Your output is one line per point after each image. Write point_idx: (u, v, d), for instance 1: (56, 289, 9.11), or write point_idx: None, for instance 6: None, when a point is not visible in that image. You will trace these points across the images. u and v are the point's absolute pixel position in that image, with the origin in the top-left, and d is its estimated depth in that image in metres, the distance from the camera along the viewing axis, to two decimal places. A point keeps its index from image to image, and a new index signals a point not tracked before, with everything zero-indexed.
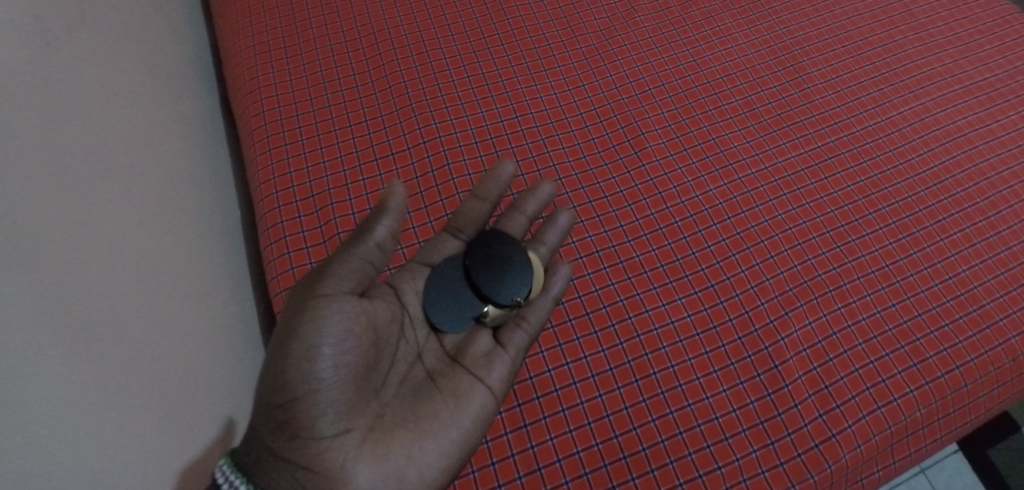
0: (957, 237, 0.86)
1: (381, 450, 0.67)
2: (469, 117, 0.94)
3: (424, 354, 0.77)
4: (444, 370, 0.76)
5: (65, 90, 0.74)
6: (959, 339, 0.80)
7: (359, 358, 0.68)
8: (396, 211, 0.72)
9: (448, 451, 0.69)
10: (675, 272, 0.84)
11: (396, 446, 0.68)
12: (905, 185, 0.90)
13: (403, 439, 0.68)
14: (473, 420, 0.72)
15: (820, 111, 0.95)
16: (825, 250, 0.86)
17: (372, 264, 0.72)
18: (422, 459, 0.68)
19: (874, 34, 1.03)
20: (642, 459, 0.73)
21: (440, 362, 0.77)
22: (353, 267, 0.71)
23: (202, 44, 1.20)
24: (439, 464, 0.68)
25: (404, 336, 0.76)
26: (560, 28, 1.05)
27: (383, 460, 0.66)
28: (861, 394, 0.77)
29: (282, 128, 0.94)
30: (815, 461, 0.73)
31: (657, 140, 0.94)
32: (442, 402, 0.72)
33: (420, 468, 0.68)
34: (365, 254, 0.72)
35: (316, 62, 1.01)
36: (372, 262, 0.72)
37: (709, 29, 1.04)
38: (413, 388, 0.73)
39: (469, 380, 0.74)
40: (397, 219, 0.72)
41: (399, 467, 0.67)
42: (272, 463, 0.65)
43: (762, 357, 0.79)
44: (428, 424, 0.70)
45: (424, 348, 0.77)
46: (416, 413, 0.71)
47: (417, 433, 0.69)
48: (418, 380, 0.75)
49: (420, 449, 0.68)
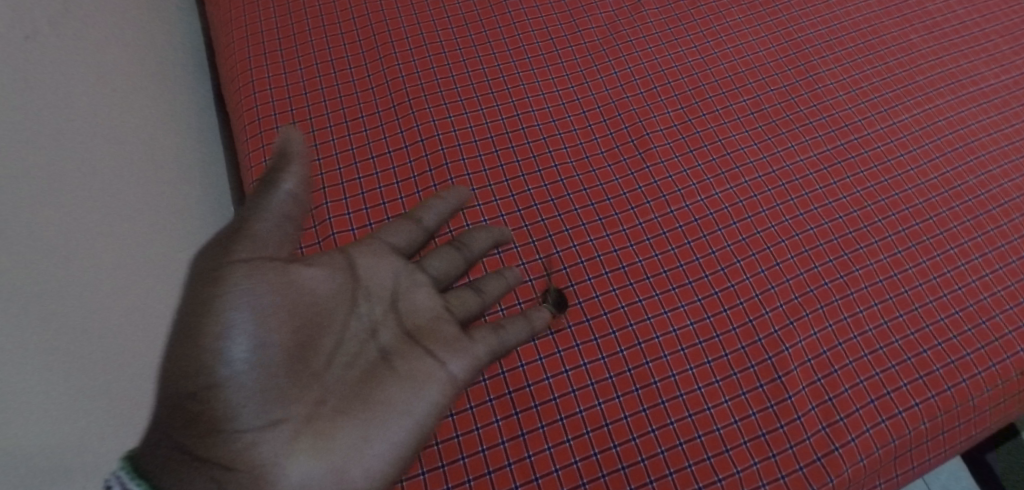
0: (967, 246, 0.86)
1: (321, 446, 0.56)
2: (469, 114, 0.92)
3: (379, 328, 0.63)
4: (400, 350, 0.62)
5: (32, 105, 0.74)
6: (967, 351, 0.79)
7: (291, 331, 0.57)
8: (302, 153, 0.57)
9: (401, 443, 0.58)
10: (678, 278, 0.83)
11: (340, 439, 0.56)
12: (915, 191, 0.89)
13: (349, 426, 0.57)
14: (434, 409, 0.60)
15: (830, 112, 0.95)
16: (832, 258, 0.84)
17: (291, 217, 0.57)
18: (369, 453, 0.57)
19: (887, 32, 1.04)
20: (641, 471, 0.72)
21: (398, 339, 0.62)
22: (269, 224, 0.56)
23: (193, 34, 1.17)
24: (388, 460, 0.57)
25: (354, 310, 0.62)
26: (563, 23, 1.03)
27: (320, 456, 0.56)
28: (865, 407, 0.75)
29: (275, 124, 0.92)
30: (817, 475, 0.72)
31: (661, 140, 0.92)
32: (401, 387, 0.60)
33: (365, 464, 0.56)
34: (277, 206, 0.56)
35: (311, 54, 0.98)
36: (290, 215, 0.57)
37: (717, 25, 1.03)
38: (364, 369, 0.60)
39: (430, 365, 0.61)
40: (302, 161, 0.57)
41: (339, 464, 0.56)
42: (178, 463, 0.53)
43: (765, 368, 0.77)
44: (379, 415, 0.58)
45: (379, 322, 0.63)
46: (363, 399, 0.59)
47: (364, 422, 0.58)
48: (372, 360, 0.61)
49: (367, 442, 0.57)
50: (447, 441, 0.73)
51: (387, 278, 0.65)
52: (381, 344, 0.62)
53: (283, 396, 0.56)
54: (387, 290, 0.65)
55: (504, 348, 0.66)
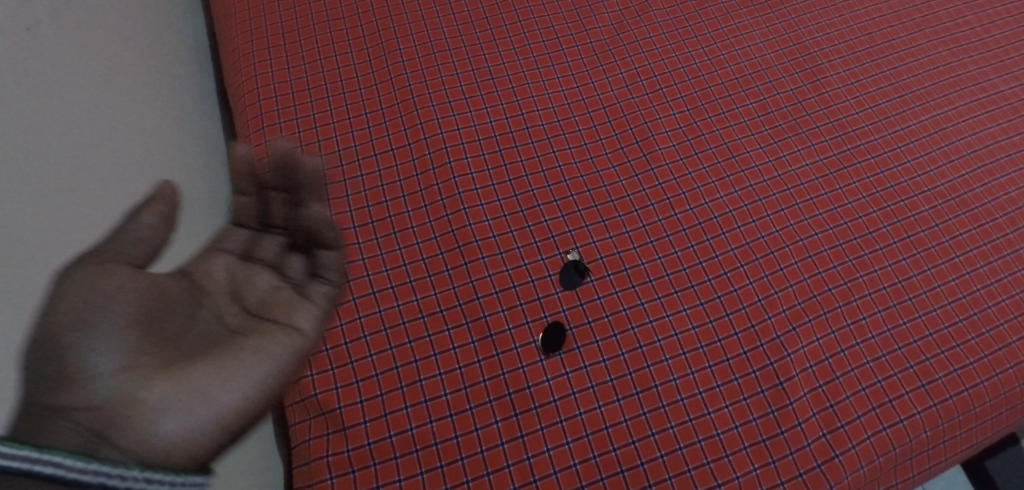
0: (972, 254, 0.85)
1: (177, 386, 0.49)
2: (473, 112, 0.91)
3: (227, 312, 0.57)
4: (246, 328, 0.55)
5: (47, 92, 0.72)
6: (970, 361, 0.79)
7: (139, 291, 0.52)
8: (172, 198, 0.56)
9: (257, 385, 0.52)
10: (681, 282, 0.82)
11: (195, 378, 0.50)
12: (922, 198, 0.89)
13: (203, 368, 0.51)
14: (299, 352, 0.55)
15: (837, 117, 0.94)
16: (836, 264, 0.84)
17: (152, 248, 0.54)
18: (219, 401, 0.49)
19: (896, 37, 1.03)
20: (640, 474, 0.71)
21: (251, 316, 0.56)
22: (125, 247, 0.53)
23: (197, 25, 1.16)
24: (240, 410, 0.50)
25: (212, 299, 0.57)
26: (569, 21, 1.02)
27: (177, 403, 0.49)
28: (866, 414, 0.75)
29: (278, 119, 0.91)
30: (817, 481, 0.72)
31: (667, 142, 0.92)
32: (262, 336, 0.55)
33: (218, 413, 0.49)
34: (135, 232, 0.53)
35: (315, 49, 0.98)
36: (150, 245, 0.54)
37: (725, 26, 1.03)
38: (207, 344, 0.54)
39: (278, 329, 0.55)
40: (171, 204, 0.55)
41: (198, 412, 0.49)
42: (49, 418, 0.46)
43: (766, 373, 0.77)
44: (240, 357, 0.53)
45: (230, 306, 0.57)
46: (219, 350, 0.53)
47: (215, 370, 0.51)
48: (223, 331, 0.55)
49: (218, 387, 0.50)
50: (446, 442, 0.72)
51: (222, 275, 0.59)
52: (225, 329, 0.55)
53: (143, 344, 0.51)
54: (225, 287, 0.58)
55: (340, 287, 0.59)
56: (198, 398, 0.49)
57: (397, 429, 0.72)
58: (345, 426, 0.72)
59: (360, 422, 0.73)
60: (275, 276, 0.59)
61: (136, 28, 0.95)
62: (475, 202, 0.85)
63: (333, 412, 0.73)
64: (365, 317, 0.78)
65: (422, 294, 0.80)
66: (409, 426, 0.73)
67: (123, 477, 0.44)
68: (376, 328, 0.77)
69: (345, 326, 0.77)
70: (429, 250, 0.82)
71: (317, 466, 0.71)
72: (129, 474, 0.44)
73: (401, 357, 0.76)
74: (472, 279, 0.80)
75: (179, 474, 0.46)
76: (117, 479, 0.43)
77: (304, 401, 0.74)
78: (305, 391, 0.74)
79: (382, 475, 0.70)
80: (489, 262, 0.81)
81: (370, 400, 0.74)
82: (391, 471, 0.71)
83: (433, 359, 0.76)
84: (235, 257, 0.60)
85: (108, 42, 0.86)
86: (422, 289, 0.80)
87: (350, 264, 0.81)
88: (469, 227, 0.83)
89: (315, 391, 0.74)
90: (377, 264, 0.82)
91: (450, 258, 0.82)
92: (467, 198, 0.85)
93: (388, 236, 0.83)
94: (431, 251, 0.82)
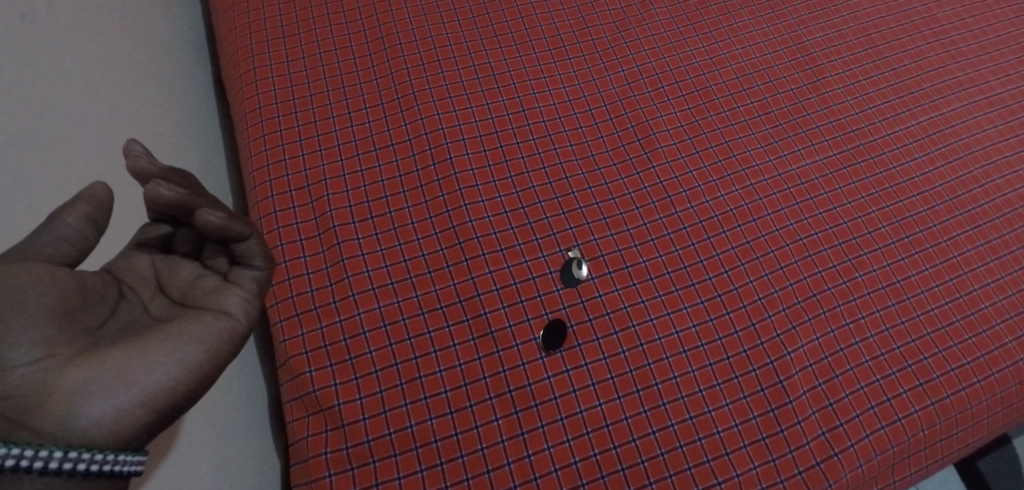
0: (970, 254, 0.86)
1: (98, 368, 0.44)
2: (474, 108, 0.91)
3: (150, 307, 0.51)
4: (172, 316, 0.51)
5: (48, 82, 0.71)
6: (967, 360, 0.79)
7: (56, 282, 0.47)
8: (101, 201, 0.52)
9: (188, 363, 0.47)
10: (681, 279, 0.82)
11: (116, 360, 0.45)
12: (919, 199, 0.89)
13: (126, 350, 0.46)
14: (231, 335, 0.50)
15: (837, 116, 0.95)
16: (836, 263, 0.84)
17: (73, 249, 0.50)
18: (143, 383, 0.45)
19: (895, 38, 1.03)
20: (640, 472, 0.71)
21: (179, 305, 0.52)
22: (43, 246, 0.49)
23: (193, 18, 1.15)
24: (167, 390, 0.46)
25: (132, 293, 0.52)
26: (571, 19, 1.02)
27: (97, 385, 0.44)
28: (865, 413, 0.75)
29: (277, 112, 0.90)
30: (816, 480, 0.72)
31: (668, 140, 0.92)
32: (188, 320, 0.49)
33: (143, 392, 0.45)
34: (56, 233, 0.50)
35: (314, 43, 0.98)
36: (71, 245, 0.50)
37: (726, 25, 1.03)
38: (130, 332, 0.49)
39: (204, 312, 0.50)
40: (99, 206, 0.52)
41: (119, 392, 0.44)
42: None
43: (767, 372, 0.77)
44: (165, 337, 0.47)
45: (155, 299, 0.52)
46: (143, 333, 0.48)
47: (136, 350, 0.46)
48: (147, 322, 0.50)
49: (141, 367, 0.45)
50: (446, 439, 0.72)
51: (146, 268, 0.54)
52: (149, 318, 0.50)
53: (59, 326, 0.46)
54: (151, 279, 0.53)
55: (269, 270, 0.55)
56: (126, 377, 0.45)
57: (397, 426, 0.72)
58: (344, 423, 0.72)
59: (359, 419, 0.72)
60: (200, 266, 0.55)
61: (132, 19, 0.93)
62: (476, 198, 0.84)
63: (333, 409, 0.72)
64: (365, 313, 0.77)
65: (422, 291, 0.79)
66: (409, 423, 0.72)
67: (46, 461, 0.39)
68: (376, 324, 0.77)
69: (344, 322, 0.77)
70: (429, 246, 0.82)
71: (316, 463, 0.70)
72: (52, 457, 0.40)
73: (401, 353, 0.76)
74: (472, 275, 0.80)
75: (107, 456, 0.42)
76: (37, 463, 0.39)
77: (304, 397, 0.74)
78: (304, 387, 0.74)
79: (382, 472, 0.70)
80: (489, 259, 0.81)
81: (369, 397, 0.73)
82: (390, 468, 0.70)
83: (434, 356, 0.76)
84: (160, 251, 0.55)
85: (104, 33, 0.85)
86: (423, 285, 0.80)
87: (350, 260, 0.80)
88: (470, 224, 0.83)
89: (314, 388, 0.73)
90: (377, 260, 0.81)
91: (451, 254, 0.81)
92: (468, 194, 0.85)
93: (389, 232, 0.83)
94: (431, 247, 0.82)
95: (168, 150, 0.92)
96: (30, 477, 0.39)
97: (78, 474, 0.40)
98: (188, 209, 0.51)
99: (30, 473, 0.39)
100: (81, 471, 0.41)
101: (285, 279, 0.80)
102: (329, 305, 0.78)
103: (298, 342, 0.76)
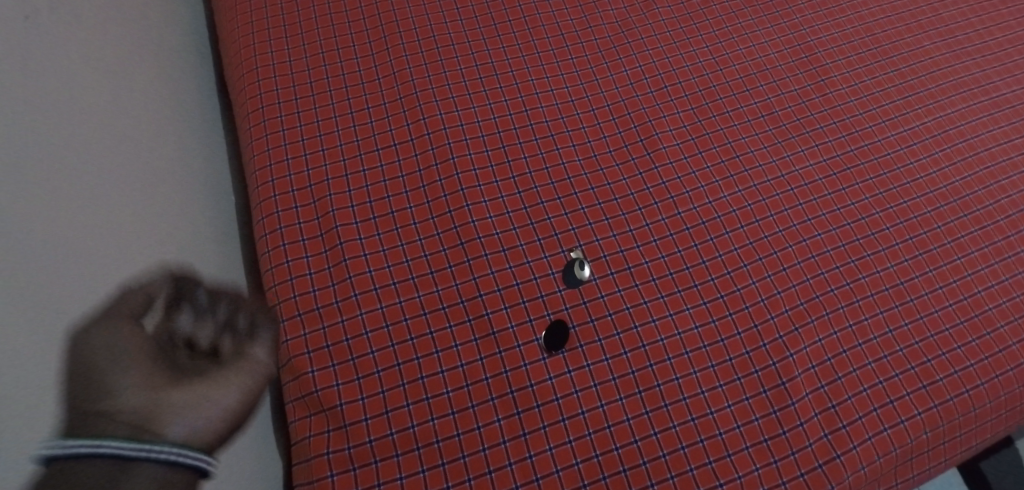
0: (974, 255, 0.85)
1: (178, 396, 0.46)
2: (477, 108, 0.91)
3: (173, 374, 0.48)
4: (201, 376, 0.49)
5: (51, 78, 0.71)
6: (971, 362, 0.79)
7: (108, 341, 0.47)
8: None
9: (246, 397, 0.49)
10: (684, 281, 0.82)
11: (192, 389, 0.47)
12: (924, 200, 0.89)
13: (195, 383, 0.48)
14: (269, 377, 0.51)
15: (841, 117, 0.94)
16: (839, 264, 0.84)
17: None
18: (219, 403, 0.48)
19: (900, 38, 1.03)
20: (642, 474, 0.71)
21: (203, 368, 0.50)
22: None
23: (197, 16, 1.15)
24: (236, 410, 0.49)
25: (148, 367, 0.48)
26: (574, 18, 1.02)
27: (182, 407, 0.46)
28: (868, 415, 0.75)
29: (280, 112, 0.90)
30: (818, 482, 0.72)
31: (671, 141, 0.91)
32: (229, 369, 0.50)
33: (221, 409, 0.48)
34: None
35: (317, 43, 0.98)
36: None
37: (730, 25, 1.03)
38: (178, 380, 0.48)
39: (235, 370, 0.50)
40: None
41: (199, 415, 0.46)
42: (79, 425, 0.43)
43: (769, 373, 0.77)
44: (224, 370, 0.50)
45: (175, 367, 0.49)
46: (201, 370, 0.49)
47: (203, 384, 0.48)
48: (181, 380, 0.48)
49: (211, 396, 0.48)
50: (448, 439, 0.72)
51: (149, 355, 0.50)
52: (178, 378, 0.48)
53: (129, 367, 0.46)
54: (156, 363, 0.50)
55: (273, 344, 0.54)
56: (200, 407, 0.47)
57: (399, 426, 0.72)
58: (346, 423, 0.72)
59: (361, 419, 0.72)
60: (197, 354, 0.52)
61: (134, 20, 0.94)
62: (479, 199, 0.84)
63: (335, 409, 0.72)
64: (367, 314, 0.77)
65: (424, 291, 0.79)
66: (411, 424, 0.72)
67: (171, 453, 0.42)
68: (378, 325, 0.77)
69: (347, 322, 0.77)
70: (432, 246, 0.82)
71: (318, 463, 0.70)
72: (173, 451, 0.42)
73: (402, 354, 0.76)
74: (474, 275, 0.80)
75: (208, 461, 0.44)
76: (168, 455, 0.42)
77: (306, 397, 0.74)
78: (307, 387, 0.74)
79: (384, 472, 0.70)
80: (492, 259, 0.81)
81: (371, 397, 0.73)
82: (392, 468, 0.70)
83: (436, 356, 0.76)
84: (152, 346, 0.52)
85: (107, 30, 0.85)
86: (425, 285, 0.79)
87: (352, 260, 0.80)
88: (472, 224, 0.83)
89: (316, 387, 0.73)
90: (380, 260, 0.81)
91: (453, 254, 0.81)
92: (471, 195, 0.84)
93: (391, 232, 0.83)
94: (433, 247, 0.82)
95: (170, 149, 0.92)
96: (156, 465, 0.41)
97: (199, 467, 0.44)
98: (181, 293, 0.50)
99: (154, 462, 0.41)
100: (197, 464, 0.43)
101: (288, 280, 0.80)
102: (331, 305, 0.78)
103: (300, 342, 0.76)
